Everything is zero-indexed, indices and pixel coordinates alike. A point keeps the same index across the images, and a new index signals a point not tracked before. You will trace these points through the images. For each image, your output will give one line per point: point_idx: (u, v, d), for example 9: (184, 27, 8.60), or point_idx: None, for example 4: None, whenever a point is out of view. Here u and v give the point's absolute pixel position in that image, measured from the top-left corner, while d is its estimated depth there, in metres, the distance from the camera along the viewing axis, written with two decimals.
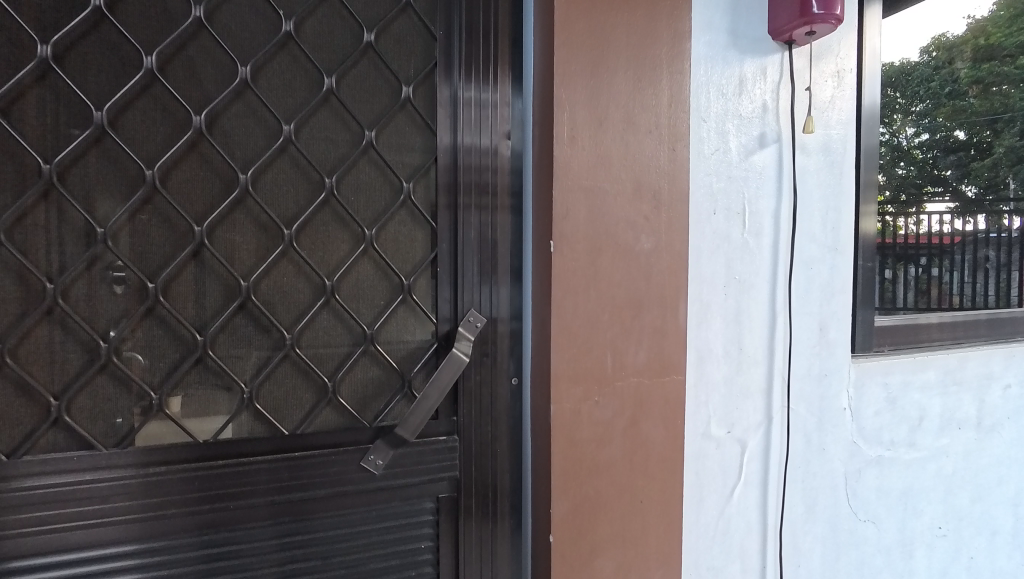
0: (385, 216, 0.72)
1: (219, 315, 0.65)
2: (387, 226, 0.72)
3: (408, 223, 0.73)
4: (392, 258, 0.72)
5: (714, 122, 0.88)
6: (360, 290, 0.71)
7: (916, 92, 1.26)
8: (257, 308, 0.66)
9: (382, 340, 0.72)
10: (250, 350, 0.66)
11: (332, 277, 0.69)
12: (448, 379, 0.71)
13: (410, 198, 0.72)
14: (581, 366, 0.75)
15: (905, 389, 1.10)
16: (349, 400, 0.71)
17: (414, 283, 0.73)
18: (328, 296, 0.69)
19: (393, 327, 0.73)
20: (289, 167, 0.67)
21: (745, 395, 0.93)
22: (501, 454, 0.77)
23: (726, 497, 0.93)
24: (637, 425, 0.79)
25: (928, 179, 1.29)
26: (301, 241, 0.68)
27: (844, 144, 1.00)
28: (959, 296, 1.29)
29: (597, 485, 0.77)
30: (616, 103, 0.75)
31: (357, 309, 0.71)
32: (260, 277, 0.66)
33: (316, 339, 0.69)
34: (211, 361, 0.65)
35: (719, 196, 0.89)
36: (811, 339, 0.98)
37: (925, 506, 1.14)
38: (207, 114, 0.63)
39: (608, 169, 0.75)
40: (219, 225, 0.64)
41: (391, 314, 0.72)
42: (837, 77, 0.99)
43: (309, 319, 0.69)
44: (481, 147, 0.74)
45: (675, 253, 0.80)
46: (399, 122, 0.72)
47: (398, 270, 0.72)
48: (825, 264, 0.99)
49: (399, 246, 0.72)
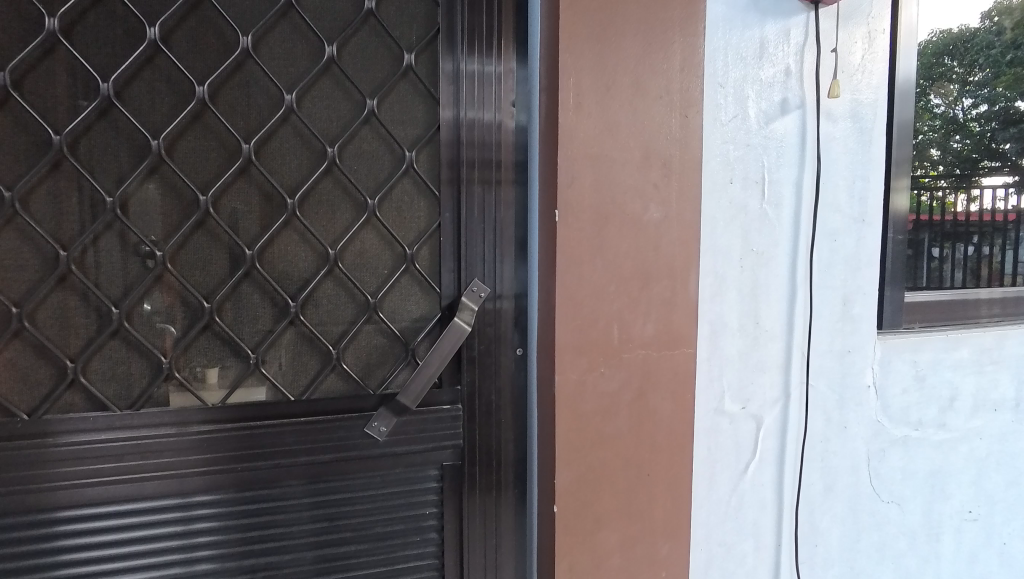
0: (387, 185, 0.72)
1: (225, 282, 0.67)
2: (390, 196, 0.72)
3: (411, 192, 0.73)
4: (394, 227, 0.73)
5: (733, 88, 0.85)
6: (363, 259, 0.72)
7: (975, 60, 1.18)
8: (262, 277, 0.68)
9: (385, 309, 0.73)
10: (256, 317, 0.68)
11: (335, 246, 0.70)
12: (449, 348, 0.71)
13: (413, 167, 0.73)
14: (586, 337, 0.74)
15: (936, 367, 1.05)
16: (354, 367, 0.72)
17: (417, 253, 0.74)
18: (331, 265, 0.70)
19: (396, 296, 0.73)
20: (291, 136, 0.68)
21: (761, 370, 0.91)
22: (505, 424, 0.78)
23: (739, 473, 0.92)
24: (644, 397, 0.78)
25: (985, 153, 1.20)
26: (305, 210, 0.69)
27: (874, 110, 0.95)
28: (1012, 275, 1.21)
29: (602, 457, 0.77)
30: (624, 67, 0.73)
31: (360, 278, 0.72)
32: (264, 246, 0.68)
33: (320, 307, 0.70)
34: (218, 327, 0.67)
35: (737, 164, 0.86)
36: (834, 314, 0.95)
37: (954, 489, 1.10)
38: (210, 85, 0.64)
39: (615, 136, 0.73)
40: (224, 194, 0.66)
41: (394, 284, 0.73)
42: (868, 38, 0.94)
43: (313, 287, 0.70)
44: (484, 115, 0.73)
45: (686, 223, 0.77)
46: (401, 90, 0.72)
47: (401, 239, 0.73)
48: (850, 236, 0.95)
49: (402, 216, 0.73)
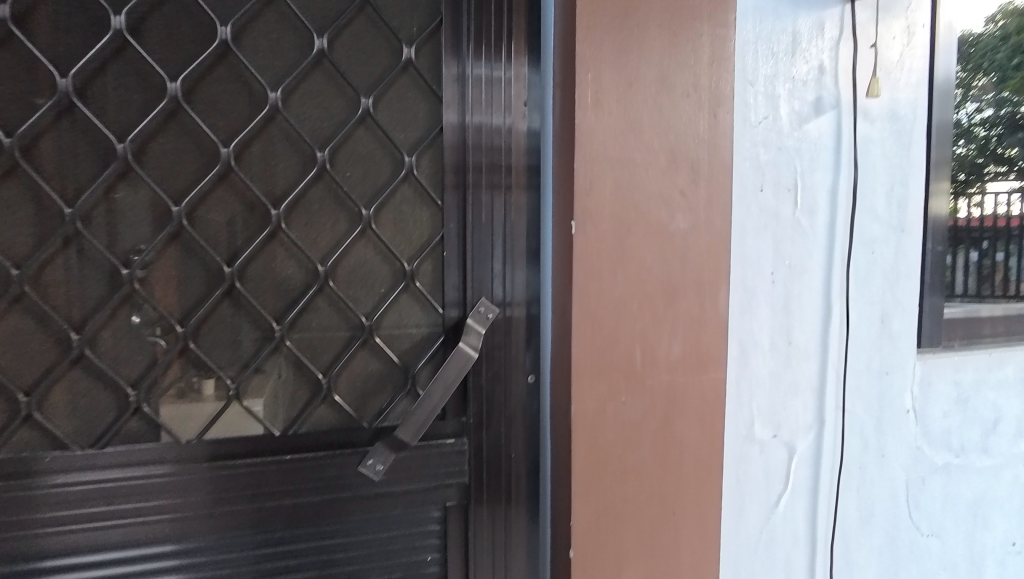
0: (385, 193, 0.65)
1: (202, 302, 0.60)
2: (387, 205, 0.65)
3: (411, 200, 0.66)
4: (393, 240, 0.66)
5: (763, 85, 0.78)
6: (358, 275, 0.65)
7: (981, 64, 1.09)
8: (244, 296, 0.61)
9: (382, 330, 0.66)
10: (237, 341, 0.61)
11: (326, 262, 0.63)
12: (454, 376, 0.64)
13: (413, 173, 0.66)
14: (606, 360, 0.67)
15: (978, 387, 0.97)
16: (347, 396, 0.65)
17: (418, 268, 0.66)
18: (322, 283, 0.63)
19: (394, 316, 0.66)
20: (278, 139, 0.61)
21: (794, 393, 0.84)
22: (517, 456, 0.70)
23: (771, 505, 0.84)
24: (669, 425, 0.70)
25: (991, 158, 1.11)
26: (293, 222, 0.62)
27: (914, 111, 0.88)
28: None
29: (625, 493, 0.69)
30: (647, 60, 0.66)
31: (354, 297, 0.65)
32: (247, 261, 0.61)
33: (309, 329, 0.63)
34: (194, 354, 0.60)
35: (768, 169, 0.79)
36: (871, 330, 0.87)
37: (998, 518, 1.02)
38: (184, 81, 0.58)
39: (638, 137, 0.66)
40: (201, 203, 0.59)
41: (392, 302, 0.66)
42: (907, 33, 0.87)
43: (302, 307, 0.63)
44: (494, 116, 0.66)
45: (716, 233, 0.70)
46: (401, 87, 0.65)
47: (400, 253, 0.66)
48: (889, 247, 0.87)
49: (401, 228, 0.66)
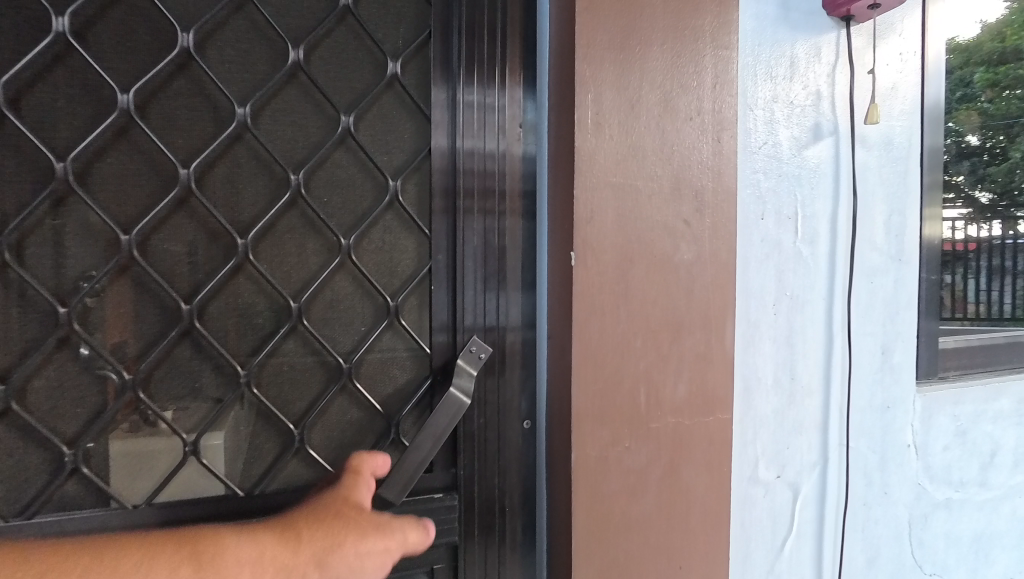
0: (366, 222, 0.60)
1: (155, 345, 0.53)
2: (368, 236, 0.60)
3: (396, 229, 0.61)
4: (374, 274, 0.61)
5: (762, 110, 0.75)
6: (337, 311, 0.59)
7: None
8: (204, 336, 0.54)
9: (362, 372, 0.61)
10: (195, 388, 0.54)
11: (299, 297, 0.57)
12: (443, 426, 0.58)
13: (397, 200, 0.61)
14: (609, 403, 0.61)
15: (976, 420, 0.95)
16: (323, 447, 0.59)
17: (402, 304, 0.62)
18: (294, 321, 0.57)
19: (375, 357, 0.61)
20: (246, 159, 0.55)
21: (798, 431, 0.79)
22: (512, 510, 0.64)
23: (776, 551, 0.79)
24: (675, 471, 0.65)
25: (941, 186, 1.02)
26: (263, 254, 0.56)
27: (908, 140, 0.86)
28: (975, 305, 1.09)
29: (629, 548, 0.63)
30: (649, 82, 0.62)
31: (331, 336, 0.59)
32: (208, 297, 0.54)
33: (280, 373, 0.57)
34: (144, 404, 0.53)
35: (769, 197, 0.75)
36: (872, 363, 0.84)
37: (997, 554, 0.99)
38: (138, 93, 0.51)
39: (641, 163, 0.62)
40: (154, 231, 0.52)
41: (373, 341, 0.61)
42: (901, 60, 0.85)
43: (272, 348, 0.57)
44: (487, 139, 0.62)
45: (721, 265, 0.66)
46: (385, 105, 0.60)
47: (383, 288, 0.61)
48: (888, 277, 0.85)
49: (384, 260, 0.61)
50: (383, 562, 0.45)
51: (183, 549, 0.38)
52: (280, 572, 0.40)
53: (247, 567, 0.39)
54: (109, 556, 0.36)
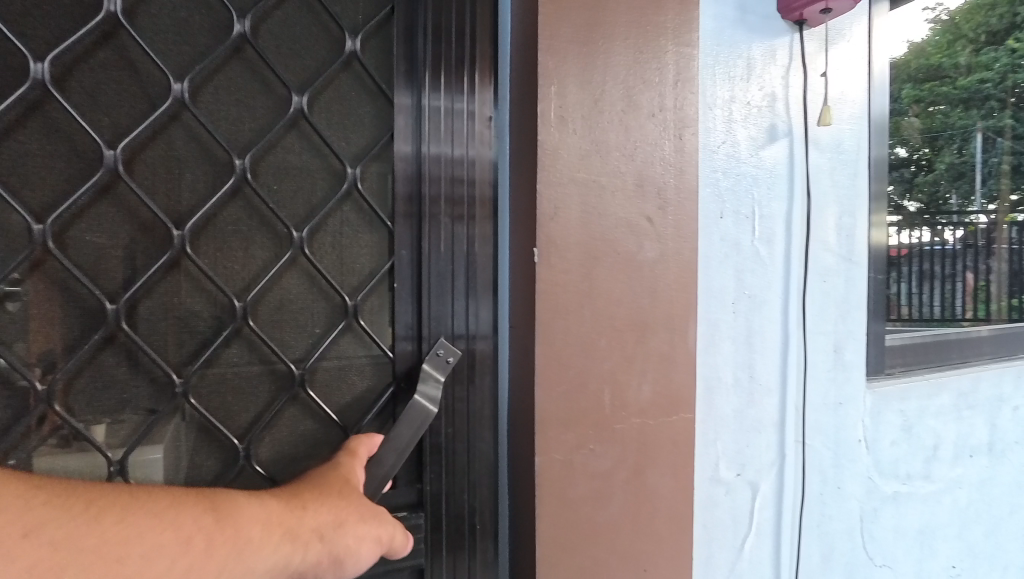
0: (320, 213, 0.57)
1: (74, 350, 0.48)
2: (324, 232, 0.58)
3: (353, 221, 0.59)
4: (331, 272, 0.58)
5: (721, 110, 0.75)
6: (288, 314, 0.56)
7: None
8: (133, 340, 0.50)
9: (318, 376, 0.58)
10: (122, 397, 0.50)
11: (245, 296, 0.54)
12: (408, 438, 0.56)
13: (356, 188, 0.58)
14: (574, 406, 0.59)
15: (920, 415, 0.98)
16: (269, 461, 0.56)
17: (362, 303, 0.59)
18: (239, 322, 0.54)
19: (330, 362, 0.59)
20: (183, 141, 0.51)
21: (757, 430, 0.80)
22: (479, 520, 0.61)
23: (737, 551, 0.79)
24: (640, 475, 0.63)
25: None
26: (206, 252, 0.52)
27: (856, 144, 0.89)
28: (907, 308, 1.13)
29: (596, 555, 0.61)
30: (612, 77, 0.61)
31: (281, 339, 0.56)
32: (137, 296, 0.50)
33: (224, 379, 0.54)
34: (61, 420, 0.48)
35: (727, 197, 0.76)
36: (826, 361, 0.86)
37: (940, 544, 1.02)
38: (54, 62, 0.46)
39: (605, 159, 0.61)
40: (75, 221, 0.48)
41: (329, 344, 0.58)
42: (849, 66, 0.88)
43: (214, 354, 0.53)
44: (457, 142, 0.60)
45: (684, 264, 0.65)
46: (342, 85, 0.58)
47: (339, 286, 0.58)
48: (840, 277, 0.87)
49: (343, 256, 0.59)
50: (373, 549, 0.45)
51: (199, 504, 0.37)
52: (288, 536, 0.39)
53: (261, 526, 0.38)
54: (114, 504, 0.34)
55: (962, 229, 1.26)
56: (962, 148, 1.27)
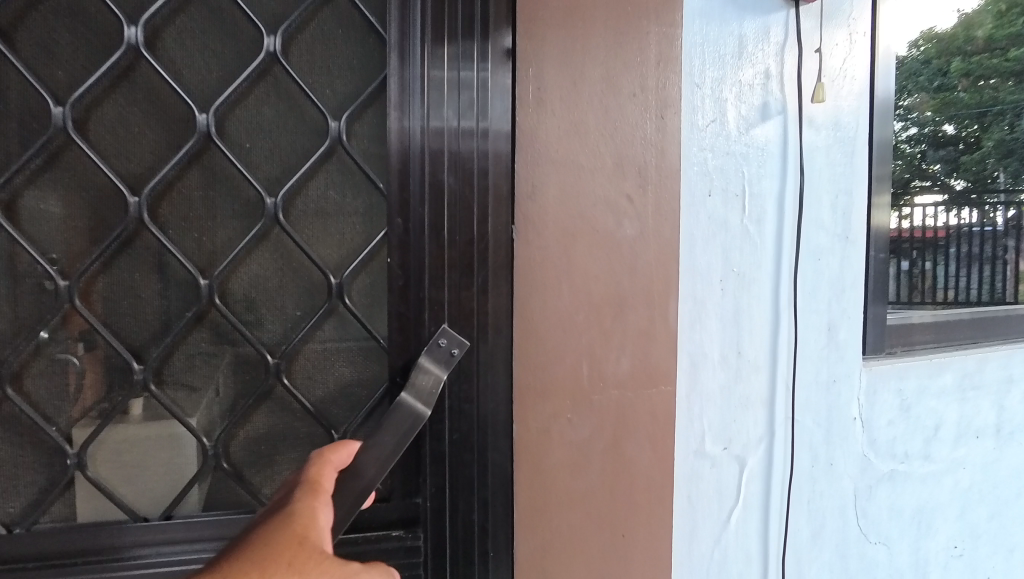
0: (291, 187, 0.67)
1: (48, 315, 0.62)
2: (303, 201, 0.68)
3: (327, 188, 0.68)
4: (307, 243, 0.68)
5: (710, 89, 0.76)
6: (265, 299, 0.68)
7: (903, 85, 1.06)
8: (96, 316, 0.64)
9: (298, 362, 0.70)
10: (98, 355, 0.64)
11: (217, 272, 0.66)
12: (391, 443, 0.59)
13: (339, 142, 0.68)
14: (550, 376, 0.63)
15: (920, 395, 0.98)
16: (253, 430, 0.69)
17: (347, 283, 0.69)
18: (207, 303, 0.66)
19: (312, 350, 0.70)
20: (141, 94, 0.63)
21: (745, 406, 0.81)
22: (474, 491, 0.64)
23: (722, 524, 0.81)
24: (618, 446, 0.66)
25: (916, 173, 1.09)
26: (181, 238, 0.65)
27: (856, 120, 0.88)
28: (947, 290, 1.15)
29: (572, 519, 0.65)
30: (591, 60, 0.63)
31: (255, 322, 0.68)
32: (95, 271, 0.63)
33: (196, 348, 0.67)
34: (29, 382, 0.63)
35: (716, 176, 0.77)
36: (819, 340, 0.87)
37: (939, 524, 1.03)
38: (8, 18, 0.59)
39: (584, 140, 0.63)
40: (36, 193, 0.61)
41: (313, 327, 0.69)
42: (850, 42, 0.86)
43: (182, 334, 0.66)
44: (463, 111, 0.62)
45: (665, 241, 0.67)
46: (318, 28, 0.67)
47: (318, 263, 0.69)
48: (834, 256, 0.87)
49: (321, 225, 0.68)
50: None
51: None
52: None
53: None
54: None
55: (1011, 208, 1.23)
56: (1014, 124, 1.22)
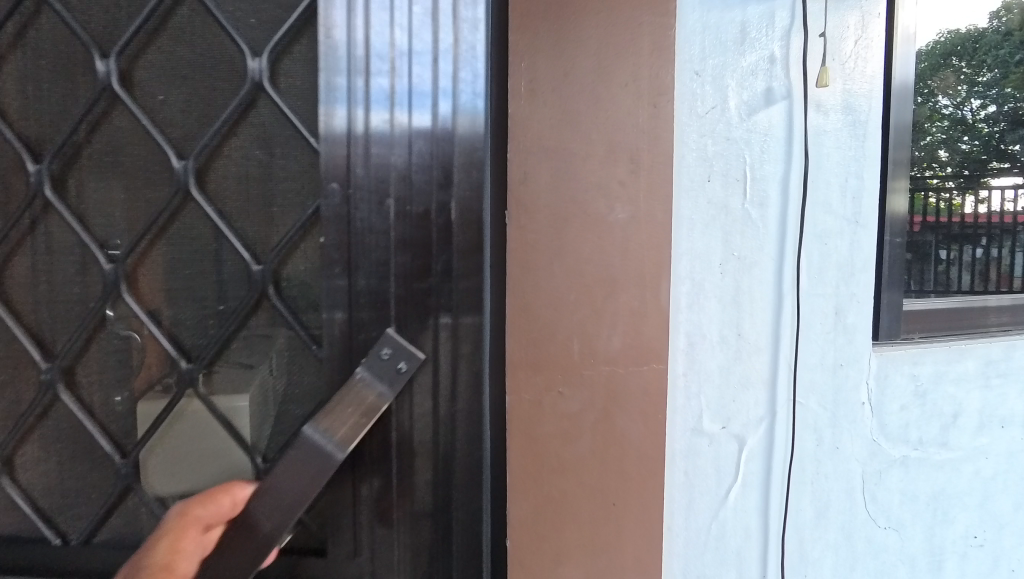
0: (204, 152, 0.73)
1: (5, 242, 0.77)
2: (225, 164, 0.73)
3: (247, 151, 0.73)
4: (228, 207, 0.74)
5: (710, 76, 0.78)
6: (184, 276, 0.74)
7: (984, 60, 1.19)
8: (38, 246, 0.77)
9: (218, 361, 0.75)
10: (47, 282, 0.77)
11: (145, 232, 0.74)
12: (305, 481, 0.61)
13: (258, 85, 0.71)
14: (542, 352, 0.67)
15: (938, 381, 0.97)
16: (168, 422, 0.75)
17: (272, 258, 0.73)
18: (126, 274, 0.75)
19: (233, 358, 0.75)
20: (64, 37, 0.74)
21: (744, 386, 0.83)
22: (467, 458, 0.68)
23: (720, 499, 0.84)
24: (610, 419, 0.69)
25: (996, 153, 1.23)
26: (110, 196, 0.75)
27: (869, 102, 0.87)
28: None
29: (563, 486, 0.69)
30: (583, 51, 0.66)
31: (175, 298, 0.75)
32: (54, 204, 0.75)
33: (126, 305, 0.76)
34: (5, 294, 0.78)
35: (716, 161, 0.79)
36: (824, 323, 0.87)
37: (958, 513, 1.02)
38: None
39: (575, 129, 0.66)
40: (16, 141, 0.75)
41: (241, 314, 0.74)
42: (862, 26, 0.85)
43: (113, 301, 0.76)
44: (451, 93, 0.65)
45: (657, 224, 0.69)
46: None
47: (237, 231, 0.73)
48: (843, 238, 0.87)
49: (249, 190, 0.73)
50: None
51: None
52: None
53: None
54: None
55: None
56: None
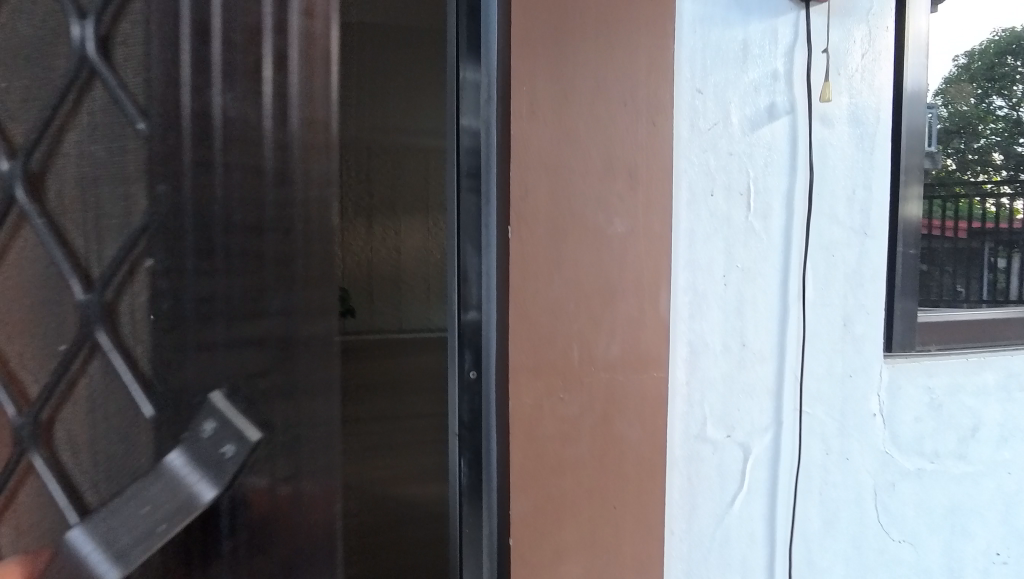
0: (39, 141, 0.54)
1: None
2: (65, 164, 0.54)
3: (76, 137, 0.54)
4: (57, 213, 0.54)
5: (712, 93, 0.80)
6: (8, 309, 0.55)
7: None
8: None
9: (54, 421, 0.56)
10: None
11: None
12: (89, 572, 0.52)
13: (85, 56, 0.53)
14: (543, 358, 0.70)
15: (954, 393, 0.96)
16: None
17: (109, 291, 0.54)
18: None
19: (66, 415, 0.56)
20: None
21: (749, 394, 0.85)
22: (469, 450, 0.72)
23: (725, 505, 0.85)
24: (608, 422, 0.73)
25: None
26: None
27: (877, 113, 0.88)
28: None
29: (563, 486, 0.72)
30: (581, 72, 0.69)
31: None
32: None
33: None
34: None
35: (718, 175, 0.81)
36: (832, 333, 0.88)
37: (978, 527, 1.00)
38: None
39: (575, 146, 0.69)
40: None
41: (77, 360, 0.55)
42: (869, 39, 0.87)
43: None
44: (462, 96, 0.69)
45: (653, 236, 0.73)
46: None
47: (64, 247, 0.54)
48: (850, 249, 0.88)
49: (90, 194, 0.54)
50: None
51: None
52: None
53: None
54: None
55: None
56: None
